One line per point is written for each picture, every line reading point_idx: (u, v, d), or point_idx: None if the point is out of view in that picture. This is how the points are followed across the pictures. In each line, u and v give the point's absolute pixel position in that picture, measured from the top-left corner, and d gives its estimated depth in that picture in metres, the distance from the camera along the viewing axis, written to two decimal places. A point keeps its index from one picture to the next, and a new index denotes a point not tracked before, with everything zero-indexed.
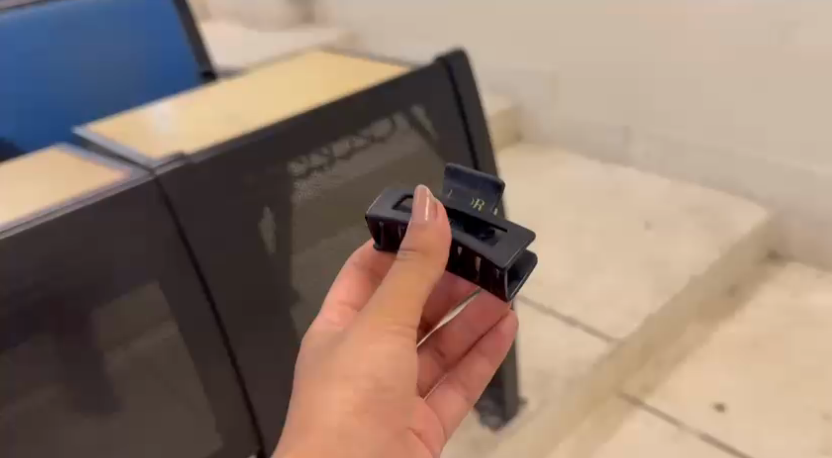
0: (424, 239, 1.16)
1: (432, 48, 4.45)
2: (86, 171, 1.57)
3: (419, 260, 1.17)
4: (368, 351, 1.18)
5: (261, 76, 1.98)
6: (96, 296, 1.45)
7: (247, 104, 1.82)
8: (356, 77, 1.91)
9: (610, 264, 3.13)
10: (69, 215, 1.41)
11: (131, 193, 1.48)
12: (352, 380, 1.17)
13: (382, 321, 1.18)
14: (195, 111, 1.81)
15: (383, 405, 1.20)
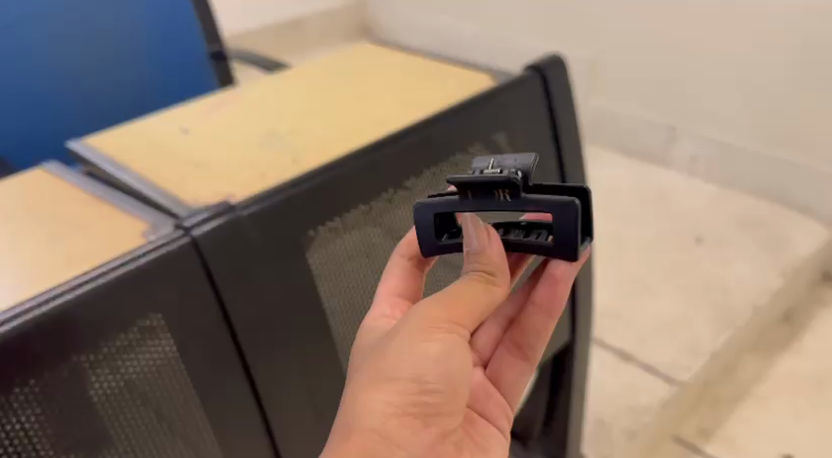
0: (488, 264, 0.88)
1: (445, 20, 3.67)
2: (100, 222, 1.04)
3: (483, 279, 0.88)
4: (414, 353, 0.85)
5: (304, 79, 1.46)
6: (83, 321, 0.88)
7: (290, 118, 1.30)
8: (436, 87, 1.38)
9: (662, 291, 2.43)
10: (91, 299, 0.89)
11: (171, 262, 0.95)
12: (402, 383, 0.85)
13: (431, 318, 0.87)
14: (222, 124, 1.29)
15: (431, 407, 0.88)
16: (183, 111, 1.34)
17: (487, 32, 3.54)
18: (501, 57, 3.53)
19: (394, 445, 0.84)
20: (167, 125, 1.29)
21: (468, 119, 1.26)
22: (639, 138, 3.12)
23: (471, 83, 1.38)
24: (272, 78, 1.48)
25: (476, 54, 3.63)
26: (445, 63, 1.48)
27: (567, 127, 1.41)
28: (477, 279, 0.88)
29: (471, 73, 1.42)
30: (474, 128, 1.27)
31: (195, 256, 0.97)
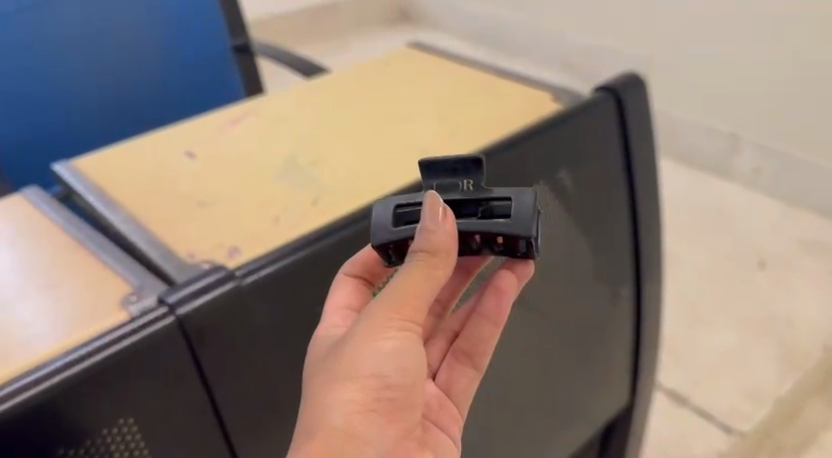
0: (436, 244, 0.67)
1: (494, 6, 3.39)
2: (73, 280, 0.83)
3: (430, 265, 0.68)
4: (369, 349, 0.68)
5: (336, 87, 1.24)
6: (29, 430, 0.68)
7: (314, 140, 1.09)
8: (490, 107, 1.16)
9: (720, 322, 2.18)
10: (37, 411, 0.68)
11: (145, 354, 0.73)
12: (359, 381, 0.68)
13: (383, 307, 0.69)
14: (235, 144, 1.08)
15: (393, 402, 0.71)
16: (191, 124, 1.14)
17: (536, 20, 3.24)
18: (547, 46, 3.24)
19: (360, 445, 0.68)
20: (171, 142, 1.09)
21: (529, 153, 1.03)
22: (695, 144, 2.80)
23: (534, 104, 1.15)
24: (299, 85, 1.26)
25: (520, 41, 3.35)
26: (503, 75, 1.25)
27: (644, 159, 1.17)
28: (421, 263, 0.68)
29: (533, 90, 1.19)
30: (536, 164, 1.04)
31: (181, 337, 0.75)
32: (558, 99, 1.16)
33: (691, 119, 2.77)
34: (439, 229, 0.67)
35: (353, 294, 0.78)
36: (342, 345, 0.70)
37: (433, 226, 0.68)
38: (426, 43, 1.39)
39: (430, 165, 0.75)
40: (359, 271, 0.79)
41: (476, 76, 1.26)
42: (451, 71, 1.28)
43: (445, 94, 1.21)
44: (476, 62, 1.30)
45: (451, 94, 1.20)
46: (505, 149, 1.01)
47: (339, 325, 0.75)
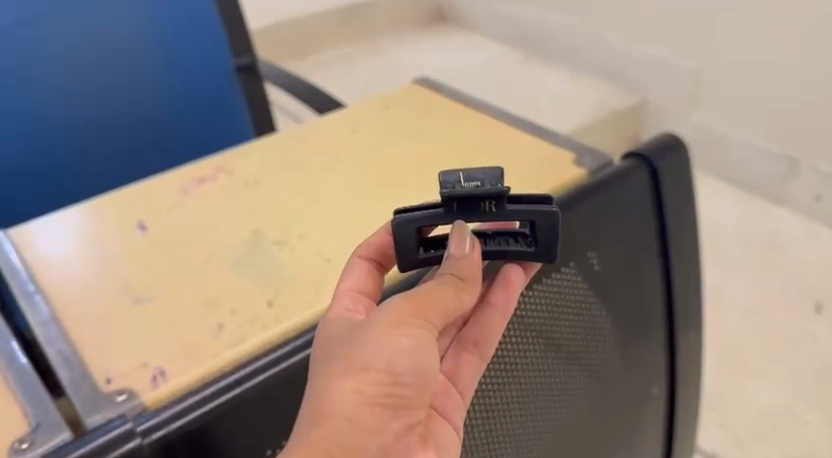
0: (466, 269, 0.61)
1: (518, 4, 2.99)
2: None
3: (459, 287, 0.61)
4: (383, 344, 0.57)
5: (322, 140, 1.07)
6: None
7: (286, 215, 0.92)
8: (499, 172, 0.97)
9: (770, 381, 1.94)
10: None
11: None
12: (371, 373, 0.57)
13: (403, 305, 0.59)
14: (192, 218, 0.92)
15: (402, 406, 0.59)
16: (150, 186, 0.98)
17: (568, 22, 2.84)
18: (591, 53, 2.82)
19: (364, 441, 0.56)
20: (124, 209, 0.94)
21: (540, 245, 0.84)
22: (753, 168, 2.48)
23: (551, 170, 0.96)
24: (282, 135, 1.10)
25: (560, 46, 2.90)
26: (518, 127, 1.06)
27: (683, 245, 0.95)
28: (450, 280, 0.61)
29: (551, 149, 1.00)
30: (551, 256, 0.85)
31: None
32: (581, 164, 0.96)
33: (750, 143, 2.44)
34: (469, 259, 0.62)
35: (367, 281, 0.66)
36: (354, 334, 0.59)
37: (460, 253, 0.62)
38: (435, 82, 1.22)
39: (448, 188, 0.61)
40: (371, 254, 0.67)
41: (494, 131, 1.06)
42: (463, 123, 1.09)
43: (452, 156, 1.02)
44: (489, 108, 1.11)
45: (460, 156, 1.02)
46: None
47: (349, 309, 0.64)
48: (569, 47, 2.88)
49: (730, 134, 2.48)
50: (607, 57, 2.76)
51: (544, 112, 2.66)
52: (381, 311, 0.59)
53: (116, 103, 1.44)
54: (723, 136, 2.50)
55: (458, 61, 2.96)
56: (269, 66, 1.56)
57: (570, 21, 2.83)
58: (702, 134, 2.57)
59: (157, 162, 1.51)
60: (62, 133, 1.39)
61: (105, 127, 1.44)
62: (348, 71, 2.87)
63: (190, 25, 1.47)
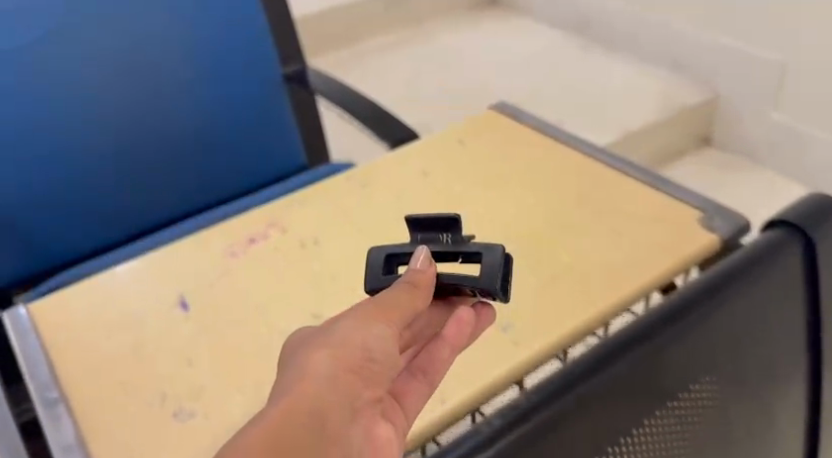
0: (422, 280, 0.46)
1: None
2: None
3: (414, 297, 0.45)
4: (347, 336, 0.41)
5: (388, 184, 0.91)
6: None
7: (353, 291, 0.77)
8: (608, 234, 0.79)
9: None
10: None
11: None
12: (335, 351, 0.40)
13: (363, 308, 0.43)
14: (243, 294, 0.78)
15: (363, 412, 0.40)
16: (192, 247, 0.84)
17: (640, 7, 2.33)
18: (660, 34, 2.32)
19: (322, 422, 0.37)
20: (164, 281, 0.80)
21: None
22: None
23: (673, 233, 0.79)
24: (340, 176, 0.94)
25: (627, 24, 2.39)
26: (623, 170, 0.88)
27: None
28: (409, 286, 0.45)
29: (669, 204, 0.83)
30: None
31: None
32: (710, 226, 0.79)
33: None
34: (425, 275, 0.46)
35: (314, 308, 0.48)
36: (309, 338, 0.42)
37: (419, 267, 0.47)
38: (513, 106, 1.04)
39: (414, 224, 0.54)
40: None
41: (597, 172, 0.88)
42: (559, 164, 0.91)
43: (548, 206, 0.85)
44: (583, 143, 0.93)
45: (559, 205, 0.84)
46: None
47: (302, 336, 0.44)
48: (636, 26, 2.37)
49: (821, 135, 2.04)
50: (675, 44, 2.30)
51: (612, 105, 2.23)
52: (343, 314, 0.43)
53: (154, 128, 1.23)
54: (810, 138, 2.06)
55: (510, 42, 2.46)
56: (321, 79, 1.33)
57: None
58: (791, 136, 2.10)
59: (199, 196, 1.30)
60: (93, 166, 1.18)
61: (142, 156, 1.22)
62: (378, 61, 2.36)
63: (236, 35, 1.27)
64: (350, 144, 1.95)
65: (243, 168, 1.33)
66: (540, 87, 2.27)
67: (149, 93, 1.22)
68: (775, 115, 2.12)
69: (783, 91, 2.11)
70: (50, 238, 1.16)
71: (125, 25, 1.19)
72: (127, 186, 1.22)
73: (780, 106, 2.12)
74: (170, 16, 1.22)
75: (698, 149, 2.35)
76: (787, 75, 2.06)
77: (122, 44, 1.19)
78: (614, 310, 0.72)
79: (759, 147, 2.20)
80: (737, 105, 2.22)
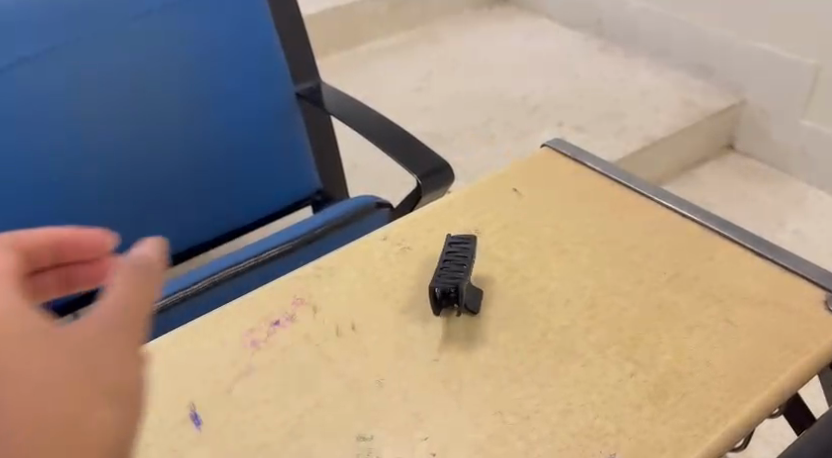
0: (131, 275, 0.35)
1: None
2: None
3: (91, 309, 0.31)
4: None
5: (433, 248, 0.75)
6: None
7: (402, 401, 0.61)
8: (717, 326, 0.65)
9: None
10: None
11: None
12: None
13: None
14: (268, 402, 0.62)
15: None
16: (201, 335, 0.69)
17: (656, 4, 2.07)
18: (685, 37, 2.02)
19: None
20: (168, 386, 0.64)
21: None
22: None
23: (795, 322, 0.65)
24: (374, 235, 0.78)
25: (649, 33, 2.11)
26: (719, 234, 0.74)
27: None
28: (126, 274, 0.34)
29: (783, 281, 0.69)
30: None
31: None
32: None
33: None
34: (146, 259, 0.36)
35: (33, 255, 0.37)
36: None
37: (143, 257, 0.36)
38: (574, 146, 0.88)
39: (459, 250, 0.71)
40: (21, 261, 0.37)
41: (683, 238, 0.74)
42: (637, 224, 0.76)
43: (635, 280, 0.70)
44: (668, 199, 0.78)
45: (646, 282, 0.70)
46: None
47: None
48: (658, 30, 2.08)
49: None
50: (699, 45, 2.00)
51: (637, 112, 1.94)
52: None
53: (157, 156, 1.08)
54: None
55: (528, 49, 2.24)
56: (338, 97, 1.18)
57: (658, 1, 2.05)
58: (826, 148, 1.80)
59: (205, 230, 1.16)
60: (89, 200, 1.04)
61: (142, 188, 1.08)
62: (377, 69, 2.17)
63: (248, 51, 1.13)
64: (356, 164, 1.78)
65: (252, 196, 1.19)
66: (558, 95, 2.03)
67: (151, 116, 1.07)
68: (803, 123, 1.82)
69: (813, 95, 1.78)
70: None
71: (124, 39, 1.04)
72: (126, 221, 1.08)
73: (810, 112, 1.81)
74: (177, 29, 1.07)
75: (720, 154, 2.02)
76: (818, 79, 1.75)
77: (122, 61, 1.04)
78: (740, 432, 0.57)
79: (788, 159, 1.90)
80: (764, 110, 1.90)
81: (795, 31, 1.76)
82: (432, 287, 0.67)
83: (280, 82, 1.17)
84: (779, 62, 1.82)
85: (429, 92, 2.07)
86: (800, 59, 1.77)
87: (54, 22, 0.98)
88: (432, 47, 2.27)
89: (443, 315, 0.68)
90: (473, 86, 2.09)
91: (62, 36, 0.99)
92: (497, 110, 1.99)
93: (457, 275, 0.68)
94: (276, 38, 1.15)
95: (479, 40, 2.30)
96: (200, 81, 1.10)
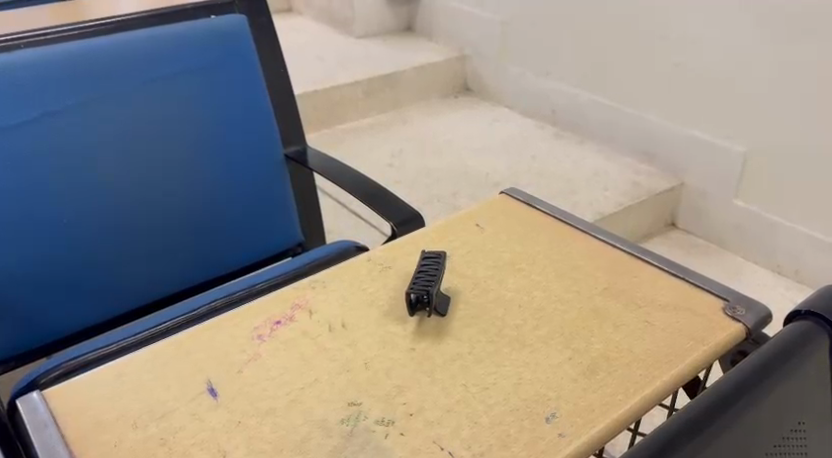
0: None
1: (535, 82, 2.44)
2: None
3: None
4: None
5: (410, 268, 0.90)
6: None
7: (385, 377, 0.75)
8: (639, 324, 0.80)
9: None
10: None
11: None
12: None
13: None
14: (272, 379, 0.75)
15: None
16: (216, 330, 0.82)
17: (596, 98, 2.26)
18: (630, 125, 2.18)
19: None
20: (189, 368, 0.77)
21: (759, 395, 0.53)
22: (808, 258, 1.84)
23: (700, 323, 0.80)
24: (361, 258, 0.93)
25: (599, 124, 2.28)
26: (643, 259, 0.90)
27: None
28: None
29: (693, 293, 0.85)
30: (775, 415, 0.54)
31: None
32: (734, 314, 0.81)
33: (807, 231, 1.82)
34: None
35: None
36: None
37: None
38: (528, 194, 1.05)
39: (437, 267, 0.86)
40: None
41: (614, 264, 0.90)
42: (578, 253, 0.92)
43: (574, 292, 0.85)
44: (602, 233, 0.95)
45: (582, 294, 0.85)
46: (705, 402, 0.51)
47: None
48: (607, 118, 2.24)
49: (781, 221, 1.86)
50: (639, 133, 2.16)
51: (587, 190, 2.09)
52: None
53: (156, 204, 1.20)
54: (771, 224, 1.89)
55: (492, 134, 2.43)
56: (321, 156, 1.34)
57: (605, 92, 2.22)
58: (756, 225, 1.92)
59: (202, 270, 1.27)
60: (92, 243, 1.14)
61: (141, 233, 1.19)
62: (351, 148, 2.34)
63: (241, 116, 1.26)
64: (333, 229, 1.92)
65: (244, 238, 1.30)
66: (517, 170, 2.21)
67: (152, 169, 1.19)
68: (736, 203, 1.95)
69: (742, 178, 1.92)
70: (43, 317, 1.11)
71: (133, 100, 1.16)
72: (125, 263, 1.18)
73: (742, 193, 1.93)
74: (180, 93, 1.20)
75: (664, 231, 2.15)
76: (749, 164, 1.89)
77: (130, 120, 1.16)
78: (654, 399, 0.72)
79: (725, 234, 2.02)
80: (702, 192, 2.05)
81: (725, 121, 1.91)
82: (409, 293, 0.83)
83: (270, 136, 1.30)
84: (714, 148, 1.96)
85: (400, 167, 2.24)
86: (732, 145, 1.91)
87: (72, 84, 1.10)
88: (404, 130, 2.46)
89: (417, 317, 0.82)
90: (440, 164, 2.26)
91: (79, 97, 1.11)
92: (463, 185, 2.15)
93: (428, 283, 0.83)
94: (267, 97, 1.29)
95: (448, 126, 2.49)
96: (201, 135, 1.23)
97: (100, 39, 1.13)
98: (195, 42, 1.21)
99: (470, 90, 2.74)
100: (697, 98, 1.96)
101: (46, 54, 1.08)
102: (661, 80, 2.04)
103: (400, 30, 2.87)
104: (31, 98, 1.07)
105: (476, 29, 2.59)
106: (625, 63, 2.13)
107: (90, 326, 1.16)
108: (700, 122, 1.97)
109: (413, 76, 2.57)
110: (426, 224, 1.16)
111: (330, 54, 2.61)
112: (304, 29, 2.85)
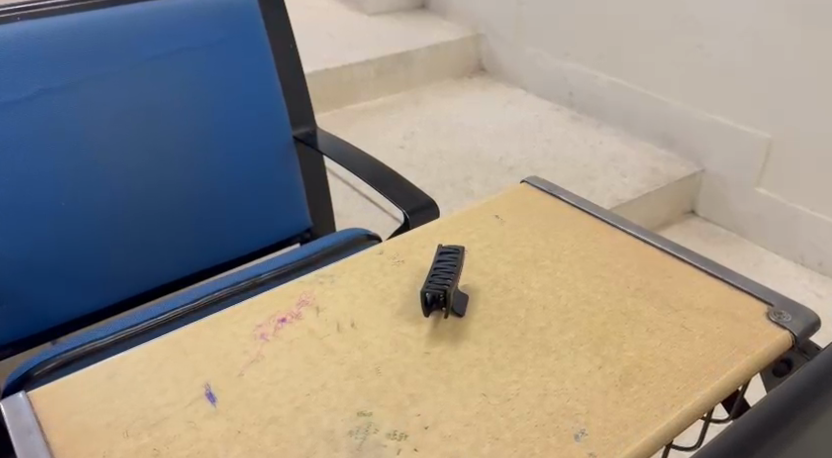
0: None
1: (551, 63, 2.36)
2: None
3: None
4: None
5: (424, 263, 0.84)
6: None
7: (397, 385, 0.69)
8: (674, 330, 0.74)
9: None
10: None
11: None
12: None
13: None
14: (275, 384, 0.69)
15: None
16: (216, 327, 0.76)
17: (614, 81, 2.17)
18: (648, 110, 2.10)
19: None
20: (186, 370, 0.71)
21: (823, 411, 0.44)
22: None
23: (741, 329, 0.74)
24: (371, 250, 0.86)
25: (617, 108, 2.20)
26: (677, 256, 0.84)
27: None
28: None
29: (733, 296, 0.78)
30: None
31: None
32: (779, 321, 0.75)
33: None
34: None
35: None
36: None
37: None
38: (550, 183, 0.98)
39: (455, 260, 0.80)
40: None
41: (645, 262, 0.83)
42: (604, 249, 0.85)
43: (602, 291, 0.79)
44: (632, 227, 0.88)
45: (611, 294, 0.79)
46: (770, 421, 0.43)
47: None
48: (625, 103, 2.16)
49: (805, 211, 1.79)
50: (658, 118, 2.08)
51: (604, 176, 2.01)
52: None
53: (153, 189, 1.13)
54: (794, 214, 1.81)
55: (506, 117, 2.35)
56: (330, 137, 1.27)
57: (625, 75, 2.13)
58: (779, 216, 1.84)
59: (202, 259, 1.21)
60: (87, 230, 1.08)
61: (138, 219, 1.12)
62: (362, 129, 2.26)
63: (244, 96, 1.19)
64: (341, 212, 1.85)
65: (245, 224, 1.24)
66: (532, 155, 2.13)
67: (150, 154, 1.12)
68: (759, 191, 1.86)
69: (766, 165, 1.83)
70: (37, 304, 1.05)
71: (130, 80, 1.09)
72: (121, 252, 1.12)
73: (765, 182, 1.85)
74: (180, 72, 1.13)
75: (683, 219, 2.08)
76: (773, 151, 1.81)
77: (126, 99, 1.09)
78: (692, 416, 0.65)
79: (745, 223, 1.94)
80: (723, 180, 1.96)
81: (748, 107, 1.83)
82: (424, 292, 0.76)
83: (275, 117, 1.23)
84: (737, 135, 1.87)
85: (412, 150, 2.17)
86: (755, 132, 1.83)
87: (67, 61, 1.03)
88: (416, 111, 2.39)
89: (432, 317, 0.76)
90: (453, 147, 2.19)
91: (73, 75, 1.04)
92: (476, 169, 2.07)
93: (444, 281, 0.76)
94: (272, 75, 1.22)
95: (460, 108, 2.42)
96: (200, 116, 1.16)
97: (97, 12, 1.06)
98: (197, 20, 1.13)
99: (484, 71, 2.66)
100: (720, 84, 1.87)
101: (39, 28, 1.01)
102: (682, 64, 1.96)
103: (413, 8, 2.78)
104: (23, 74, 1.00)
105: (490, 8, 2.51)
106: (645, 47, 2.05)
107: (89, 313, 1.11)
108: (723, 109, 1.89)
109: (426, 55, 2.49)
110: (441, 214, 1.09)
111: (340, 32, 2.53)
112: (315, 5, 2.78)
